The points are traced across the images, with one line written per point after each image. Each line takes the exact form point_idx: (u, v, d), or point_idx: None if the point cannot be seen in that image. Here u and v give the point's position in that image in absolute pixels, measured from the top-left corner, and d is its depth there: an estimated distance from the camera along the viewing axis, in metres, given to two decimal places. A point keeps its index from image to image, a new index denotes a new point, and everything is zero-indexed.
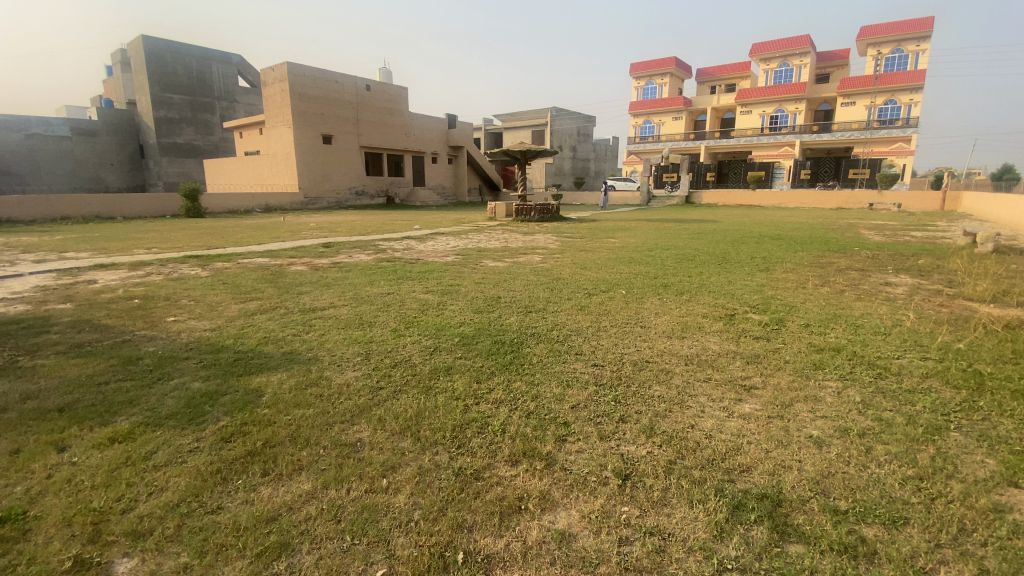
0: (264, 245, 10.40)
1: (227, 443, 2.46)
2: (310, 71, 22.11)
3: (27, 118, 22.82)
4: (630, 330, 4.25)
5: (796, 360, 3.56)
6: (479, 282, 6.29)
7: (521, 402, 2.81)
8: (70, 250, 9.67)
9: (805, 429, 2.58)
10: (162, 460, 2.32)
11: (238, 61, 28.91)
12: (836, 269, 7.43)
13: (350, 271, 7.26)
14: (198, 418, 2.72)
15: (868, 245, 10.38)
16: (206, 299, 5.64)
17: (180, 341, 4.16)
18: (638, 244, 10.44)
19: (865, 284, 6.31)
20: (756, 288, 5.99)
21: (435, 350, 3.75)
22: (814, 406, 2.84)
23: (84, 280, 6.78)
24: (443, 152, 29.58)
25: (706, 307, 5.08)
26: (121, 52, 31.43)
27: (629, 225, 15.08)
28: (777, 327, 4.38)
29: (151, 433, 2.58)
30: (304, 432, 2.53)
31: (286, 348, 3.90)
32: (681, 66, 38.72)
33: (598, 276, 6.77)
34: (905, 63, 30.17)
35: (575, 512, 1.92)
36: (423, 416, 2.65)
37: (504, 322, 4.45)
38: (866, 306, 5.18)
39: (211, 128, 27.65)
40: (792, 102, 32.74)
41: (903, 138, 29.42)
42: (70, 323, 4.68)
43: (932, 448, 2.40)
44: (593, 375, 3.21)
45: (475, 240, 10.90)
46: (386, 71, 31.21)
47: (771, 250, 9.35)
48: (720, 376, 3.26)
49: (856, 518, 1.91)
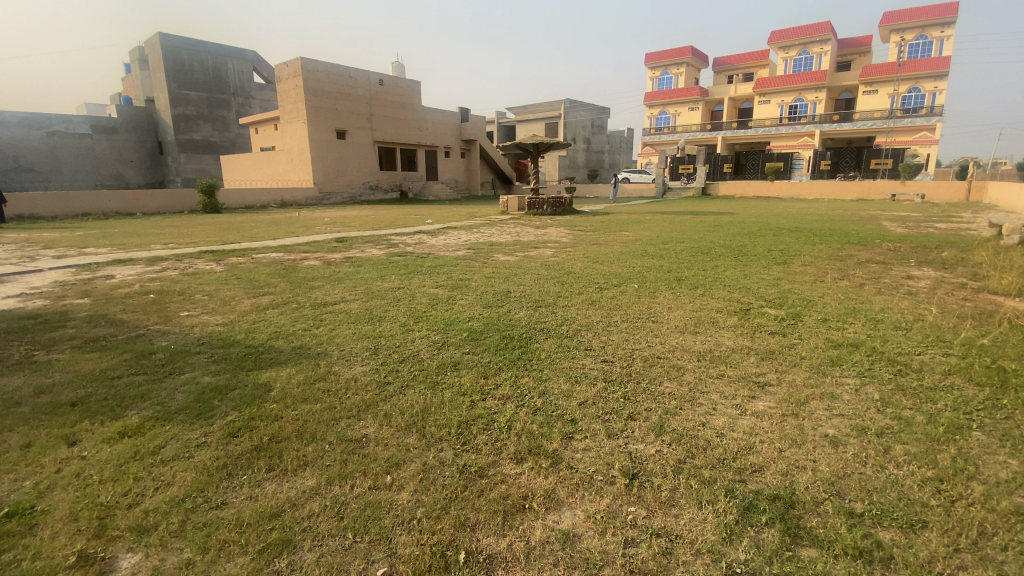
0: (278, 240, 10.49)
1: (233, 437, 2.47)
2: (323, 66, 22.22)
3: (48, 116, 23.29)
4: (642, 325, 4.19)
5: (812, 356, 3.47)
6: (490, 277, 6.26)
7: (528, 398, 2.78)
8: (90, 246, 9.85)
9: (821, 428, 2.50)
10: (169, 455, 2.33)
11: (253, 58, 29.21)
12: (855, 262, 7.23)
13: (362, 266, 7.28)
14: (206, 413, 2.74)
15: (890, 237, 10.10)
16: (220, 294, 5.68)
17: (193, 336, 4.19)
18: (651, 237, 10.29)
19: (885, 277, 6.14)
20: (772, 282, 5.87)
21: (444, 344, 3.73)
22: (830, 404, 2.76)
23: (101, 275, 6.90)
24: (456, 146, 29.55)
25: (720, 301, 4.98)
26: (139, 50, 31.85)
27: (643, 218, 14.91)
28: (792, 322, 4.28)
29: (159, 427, 2.60)
30: (310, 427, 2.52)
31: (296, 343, 3.92)
32: (697, 56, 38.16)
33: (611, 270, 6.70)
34: (928, 49, 29.39)
35: (580, 512, 1.89)
36: (430, 413, 2.62)
37: (514, 317, 4.41)
38: (886, 300, 5.04)
39: (227, 124, 27.98)
40: (812, 91, 32.05)
41: (927, 127, 28.66)
42: (86, 318, 4.75)
43: (953, 448, 2.31)
44: (602, 371, 3.16)
45: (487, 234, 10.87)
46: (399, 66, 31.28)
47: (789, 243, 9.18)
48: (733, 372, 3.19)
49: (872, 521, 1.84)
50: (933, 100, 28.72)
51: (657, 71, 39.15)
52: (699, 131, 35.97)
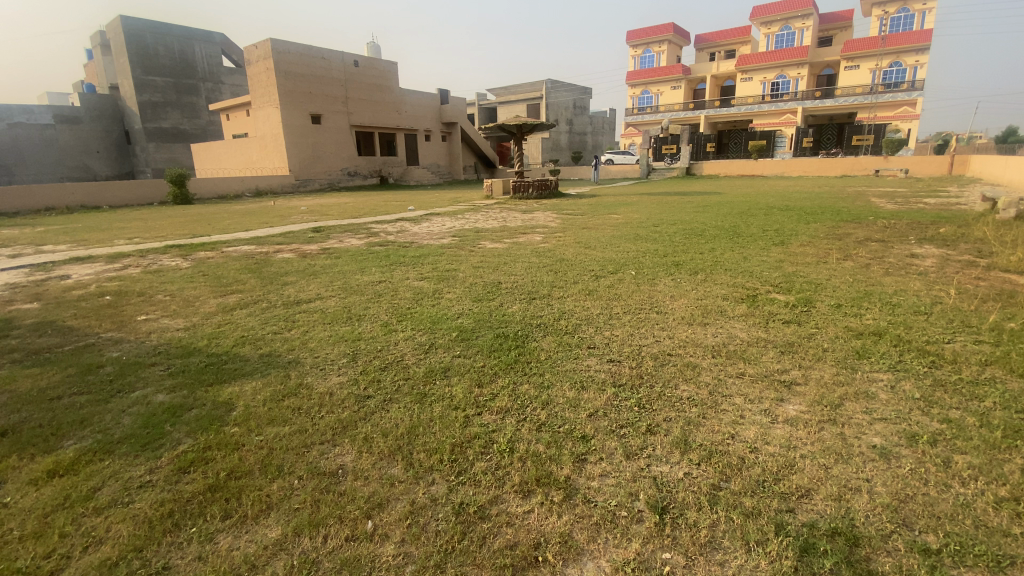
0: (251, 231, 9.92)
1: (184, 474, 2.09)
2: (295, 48, 21.32)
3: (8, 107, 22.12)
4: (645, 317, 3.85)
5: (835, 348, 3.16)
6: (478, 266, 5.87)
7: (529, 409, 2.44)
8: (48, 243, 9.21)
9: (866, 437, 2.20)
10: (104, 502, 1.94)
11: (222, 40, 27.94)
12: (854, 241, 6.97)
13: (340, 258, 6.83)
14: (154, 442, 2.35)
15: (881, 214, 9.91)
16: (183, 294, 5.20)
17: (149, 344, 3.75)
18: (642, 220, 9.99)
19: (890, 257, 5.88)
20: (774, 265, 5.55)
21: (431, 347, 3.34)
22: (868, 406, 2.46)
23: (56, 275, 6.35)
24: (437, 129, 28.74)
25: (724, 288, 4.65)
26: (99, 34, 30.26)
27: (630, 200, 14.58)
28: (806, 309, 3.97)
29: (97, 462, 2.20)
30: (275, 457, 2.16)
31: (265, 349, 3.51)
32: (679, 33, 37.59)
33: (604, 255, 6.37)
34: (911, 22, 29.27)
35: (604, 564, 1.55)
36: (417, 433, 2.26)
37: (506, 312, 4.03)
38: (897, 281, 4.76)
39: (197, 111, 26.81)
40: (794, 67, 31.81)
41: (908, 102, 28.70)
42: (31, 326, 4.23)
43: (1020, 458, 2.00)
44: (609, 373, 2.82)
45: (472, 220, 10.47)
46: (375, 46, 30.25)
47: (782, 222, 8.94)
48: (753, 369, 2.86)
49: (954, 561, 1.53)
50: (913, 74, 28.75)
51: (638, 49, 38.53)
52: (682, 110, 35.60)
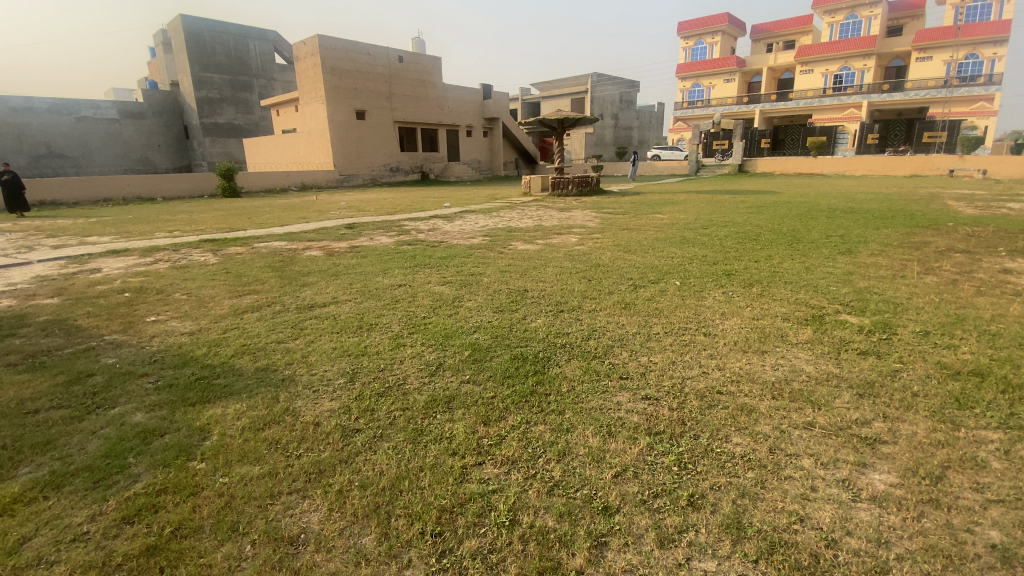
0: (285, 227, 9.80)
1: (125, 528, 1.77)
2: (340, 43, 21.49)
3: (76, 102, 23.24)
4: (690, 340, 3.31)
5: (928, 393, 2.54)
6: (505, 271, 5.44)
7: (540, 463, 2.00)
8: (94, 235, 9.39)
9: (981, 531, 1.64)
10: (26, 560, 1.65)
11: (275, 38, 28.60)
12: (933, 251, 6.14)
13: (365, 257, 6.56)
14: (108, 479, 2.04)
15: (962, 219, 8.85)
16: (200, 293, 5.00)
17: (148, 350, 3.54)
18: (688, 220, 9.33)
19: (979, 271, 5.10)
20: (842, 278, 4.87)
21: (438, 368, 2.94)
22: (979, 480, 1.88)
23: (88, 269, 6.35)
24: (478, 124, 28.48)
25: (784, 305, 4.04)
26: (162, 32, 31.58)
27: (677, 198, 13.85)
28: (882, 335, 3.35)
29: (39, 502, 1.91)
30: (232, 511, 1.80)
31: (262, 362, 3.21)
32: (734, 24, 35.89)
33: (646, 261, 5.83)
34: (988, 12, 27.16)
35: None
36: (402, 489, 1.86)
37: (530, 326, 3.61)
38: (993, 303, 4.03)
39: (250, 107, 27.58)
40: (859, 59, 29.74)
41: (986, 96, 26.25)
42: (42, 325, 4.11)
43: None
44: (644, 417, 2.33)
45: (507, 218, 10.08)
46: (419, 42, 30.32)
47: (847, 226, 8.10)
48: (824, 419, 2.30)
49: None
50: (993, 66, 26.50)
51: (689, 41, 37.07)
52: (735, 104, 33.92)
